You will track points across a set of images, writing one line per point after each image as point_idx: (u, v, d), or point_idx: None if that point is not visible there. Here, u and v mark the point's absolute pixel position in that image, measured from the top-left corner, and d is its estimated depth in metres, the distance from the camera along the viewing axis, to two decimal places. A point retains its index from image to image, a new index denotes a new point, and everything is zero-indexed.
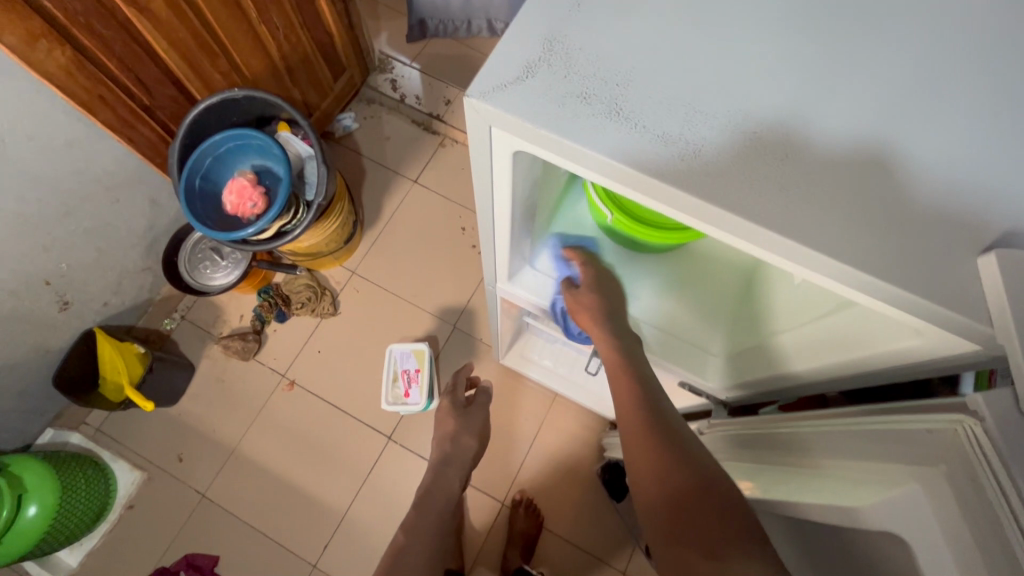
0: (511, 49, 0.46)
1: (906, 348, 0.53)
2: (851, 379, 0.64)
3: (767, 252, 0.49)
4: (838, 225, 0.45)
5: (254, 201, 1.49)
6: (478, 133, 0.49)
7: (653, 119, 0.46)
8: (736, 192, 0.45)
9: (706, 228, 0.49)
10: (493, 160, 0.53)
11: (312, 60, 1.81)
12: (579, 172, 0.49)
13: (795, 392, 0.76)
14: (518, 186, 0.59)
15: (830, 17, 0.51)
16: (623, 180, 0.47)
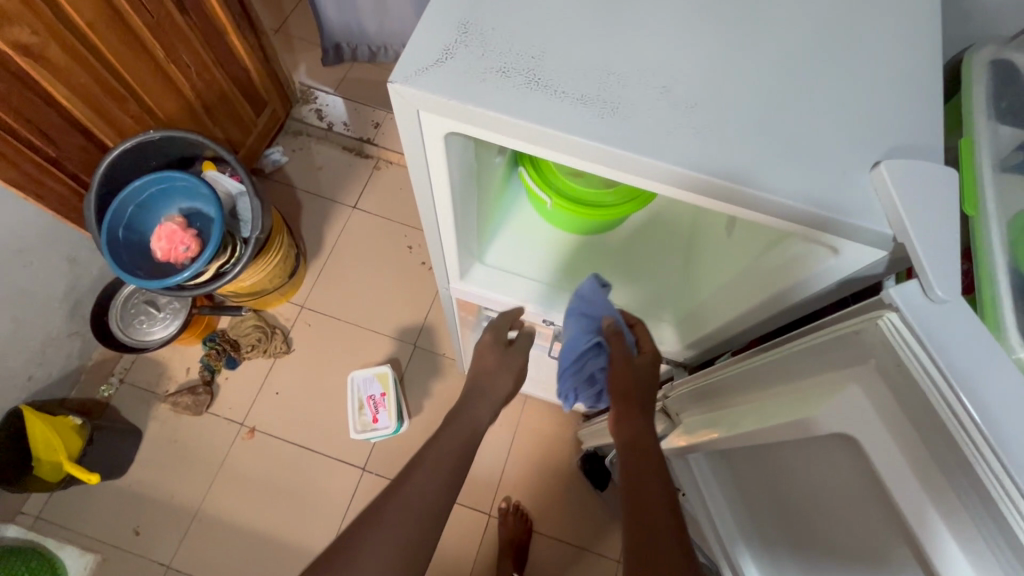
0: (428, 34, 0.48)
1: (827, 270, 0.58)
2: (789, 315, 0.69)
3: (694, 197, 0.52)
4: (751, 159, 0.49)
5: (187, 244, 1.43)
6: (407, 119, 0.50)
7: (571, 84, 0.49)
8: (658, 142, 0.48)
9: (635, 183, 0.52)
10: (425, 145, 0.55)
11: (231, 96, 1.77)
12: (508, 144, 0.51)
13: (743, 341, 0.80)
14: (454, 174, 0.61)
15: None
16: (550, 145, 0.49)
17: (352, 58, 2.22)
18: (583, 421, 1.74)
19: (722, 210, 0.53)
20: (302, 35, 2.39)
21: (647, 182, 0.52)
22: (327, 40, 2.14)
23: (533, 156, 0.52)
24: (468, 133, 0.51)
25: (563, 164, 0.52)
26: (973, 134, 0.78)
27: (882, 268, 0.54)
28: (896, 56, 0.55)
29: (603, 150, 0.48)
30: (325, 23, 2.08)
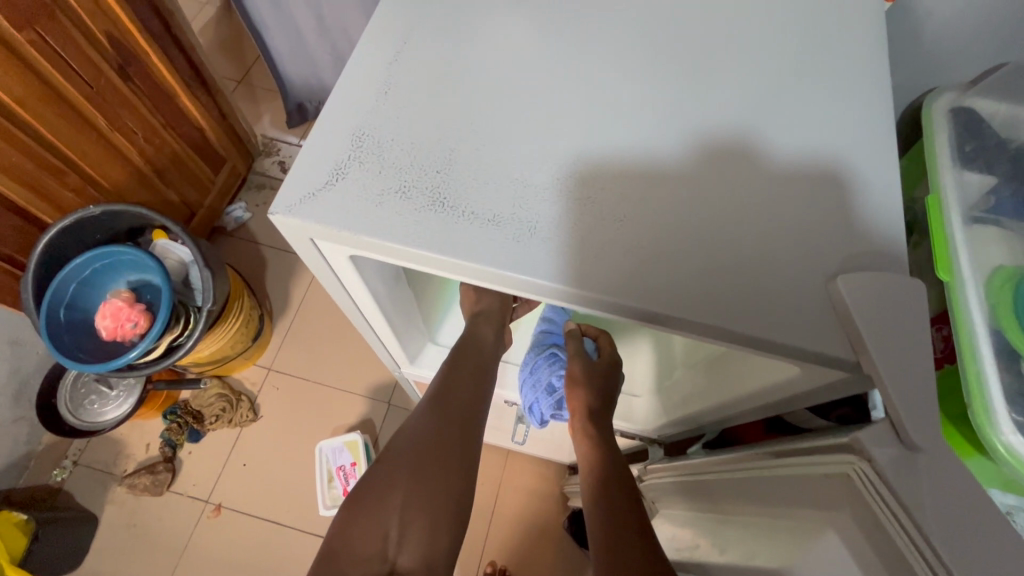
0: (322, 158, 0.52)
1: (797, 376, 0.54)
2: (756, 412, 0.64)
3: (603, 309, 0.52)
4: (633, 267, 0.51)
5: (135, 320, 1.34)
6: (306, 249, 0.54)
7: (458, 200, 0.51)
8: (543, 254, 0.50)
9: (540, 297, 0.53)
10: (331, 263, 0.56)
11: (185, 158, 1.71)
12: (408, 264, 0.52)
13: (717, 428, 0.74)
14: (373, 284, 0.62)
15: None
16: (447, 264, 0.50)
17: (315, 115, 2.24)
18: (568, 475, 1.66)
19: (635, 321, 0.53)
20: (264, 86, 2.36)
21: (552, 295, 0.52)
22: (291, 101, 2.16)
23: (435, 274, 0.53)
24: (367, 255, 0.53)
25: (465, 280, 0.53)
26: (940, 189, 0.73)
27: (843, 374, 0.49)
28: None
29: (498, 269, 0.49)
30: (286, 84, 2.11)
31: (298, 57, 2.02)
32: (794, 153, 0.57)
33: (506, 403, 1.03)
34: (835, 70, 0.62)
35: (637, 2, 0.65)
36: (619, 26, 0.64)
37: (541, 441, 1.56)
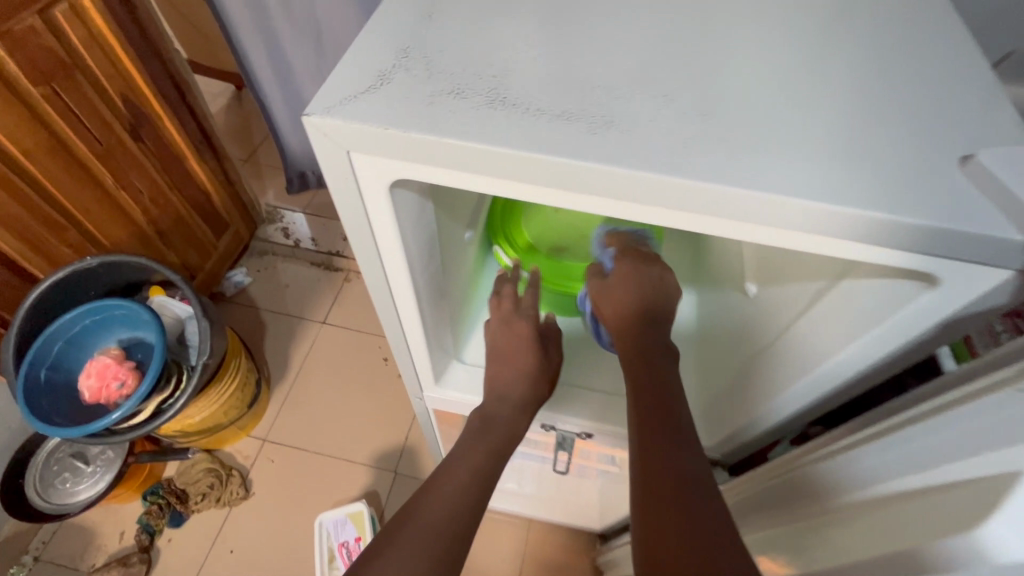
0: (363, 64, 0.48)
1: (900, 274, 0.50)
2: (866, 360, 0.56)
3: (680, 213, 0.47)
4: (718, 157, 0.45)
5: (122, 379, 1.23)
6: (343, 165, 0.48)
7: (522, 96, 0.47)
8: (623, 148, 0.44)
9: (607, 205, 0.48)
10: (367, 190, 0.50)
11: (189, 219, 1.69)
12: (459, 178, 0.48)
13: (809, 404, 0.65)
14: (411, 229, 0.56)
15: None
16: (505, 170, 0.45)
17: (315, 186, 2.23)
18: (601, 545, 1.47)
19: (714, 228, 0.48)
20: (270, 162, 2.43)
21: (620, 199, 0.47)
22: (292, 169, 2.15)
23: (490, 189, 0.48)
24: (412, 173, 0.48)
25: (521, 194, 0.49)
26: None
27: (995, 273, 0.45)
28: None
29: (568, 166, 0.44)
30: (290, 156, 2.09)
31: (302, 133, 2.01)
32: (864, 77, 0.51)
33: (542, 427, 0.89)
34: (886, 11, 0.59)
35: None
36: None
37: (569, 501, 1.39)
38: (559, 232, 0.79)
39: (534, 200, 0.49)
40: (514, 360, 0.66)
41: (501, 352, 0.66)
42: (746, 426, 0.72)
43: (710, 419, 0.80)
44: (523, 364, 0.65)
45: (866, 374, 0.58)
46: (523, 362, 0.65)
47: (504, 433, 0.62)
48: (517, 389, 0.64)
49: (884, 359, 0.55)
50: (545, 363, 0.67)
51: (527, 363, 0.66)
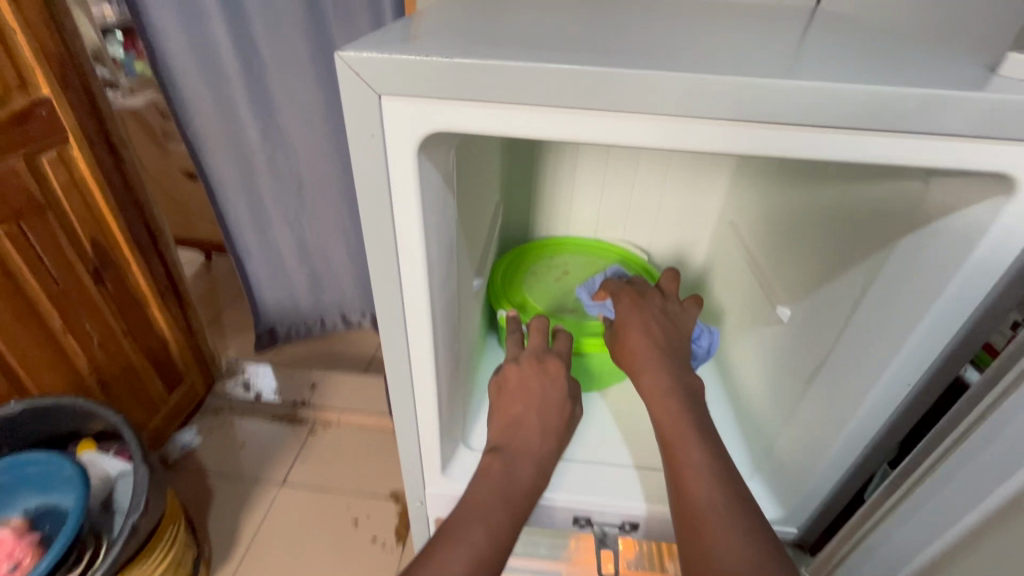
0: (389, 39, 0.41)
1: (939, 207, 0.41)
2: (939, 341, 0.45)
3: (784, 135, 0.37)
4: (819, 69, 0.38)
5: (16, 559, 0.97)
6: (370, 125, 0.36)
7: (566, 44, 0.40)
8: (687, 61, 0.38)
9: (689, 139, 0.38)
10: (396, 170, 0.38)
11: (138, 369, 1.53)
12: (518, 121, 0.37)
13: (880, 422, 0.51)
14: (443, 225, 0.44)
15: (675, 29, 0.51)
16: (574, 95, 0.35)
17: (286, 340, 2.03)
18: None
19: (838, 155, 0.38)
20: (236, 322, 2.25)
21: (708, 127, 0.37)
22: (261, 325, 1.98)
23: (551, 128, 0.37)
24: (458, 120, 0.37)
25: (580, 132, 0.37)
26: None
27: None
28: (901, 41, 0.48)
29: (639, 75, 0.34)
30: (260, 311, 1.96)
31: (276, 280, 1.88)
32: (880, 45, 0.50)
33: (578, 524, 0.64)
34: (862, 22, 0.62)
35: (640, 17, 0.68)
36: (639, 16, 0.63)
37: None
38: (564, 298, 0.75)
39: (604, 134, 0.38)
40: (544, 399, 0.56)
41: (531, 386, 0.57)
42: (825, 459, 0.55)
43: (783, 457, 0.63)
44: (553, 409, 0.56)
45: (935, 373, 0.47)
46: (553, 399, 0.56)
47: (525, 486, 0.51)
48: (537, 437, 0.54)
49: (958, 330, 0.44)
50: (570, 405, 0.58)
51: (557, 398, 0.57)
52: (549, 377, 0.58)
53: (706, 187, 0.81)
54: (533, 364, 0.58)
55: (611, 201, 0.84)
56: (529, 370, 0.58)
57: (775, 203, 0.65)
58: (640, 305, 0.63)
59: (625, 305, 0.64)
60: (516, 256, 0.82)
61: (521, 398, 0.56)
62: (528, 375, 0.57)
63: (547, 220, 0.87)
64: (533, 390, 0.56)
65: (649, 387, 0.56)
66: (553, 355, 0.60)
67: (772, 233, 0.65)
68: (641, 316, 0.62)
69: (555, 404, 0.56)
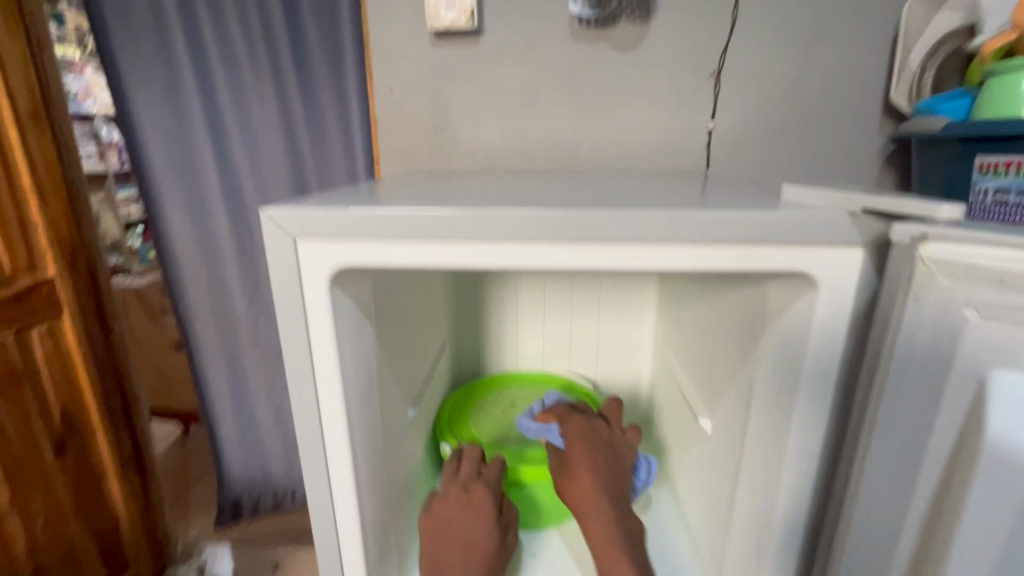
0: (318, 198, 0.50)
1: (773, 304, 0.45)
2: (813, 434, 0.44)
3: (650, 249, 0.42)
4: (661, 206, 0.46)
5: None
6: (287, 266, 0.42)
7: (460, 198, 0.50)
8: (551, 204, 0.46)
9: (574, 255, 0.43)
10: (312, 298, 0.43)
11: (79, 555, 1.39)
12: (413, 252, 0.43)
13: (799, 532, 0.47)
14: (360, 350, 0.48)
15: (562, 188, 0.62)
16: (460, 229, 0.42)
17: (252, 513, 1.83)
18: None
19: (716, 262, 0.42)
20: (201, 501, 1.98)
21: (596, 250, 0.42)
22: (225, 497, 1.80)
23: (450, 255, 0.43)
24: (368, 255, 0.43)
25: (469, 257, 0.43)
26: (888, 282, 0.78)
27: (854, 281, 0.40)
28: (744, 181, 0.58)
29: (513, 214, 0.42)
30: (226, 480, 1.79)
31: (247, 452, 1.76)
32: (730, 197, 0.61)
33: None
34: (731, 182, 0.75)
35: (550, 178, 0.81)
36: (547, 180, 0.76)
37: None
38: (509, 428, 0.77)
39: (493, 258, 0.43)
40: (473, 531, 0.56)
41: (456, 516, 0.57)
42: None
43: None
44: (479, 541, 0.56)
45: (824, 469, 0.45)
46: (482, 531, 0.57)
47: None
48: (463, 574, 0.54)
49: (827, 423, 0.44)
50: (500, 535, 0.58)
51: (484, 528, 0.57)
52: (478, 505, 0.58)
53: (637, 313, 0.89)
54: (460, 493, 0.59)
55: (551, 334, 0.91)
56: (456, 500, 0.58)
57: (685, 319, 0.69)
58: (587, 437, 0.65)
59: (571, 437, 0.65)
60: (467, 391, 0.85)
61: (448, 531, 0.56)
62: (456, 505, 0.58)
63: (496, 357, 0.93)
64: (460, 522, 0.57)
65: (597, 526, 0.57)
66: (481, 482, 0.61)
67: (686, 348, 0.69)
68: (587, 447, 0.64)
69: (484, 536, 0.57)
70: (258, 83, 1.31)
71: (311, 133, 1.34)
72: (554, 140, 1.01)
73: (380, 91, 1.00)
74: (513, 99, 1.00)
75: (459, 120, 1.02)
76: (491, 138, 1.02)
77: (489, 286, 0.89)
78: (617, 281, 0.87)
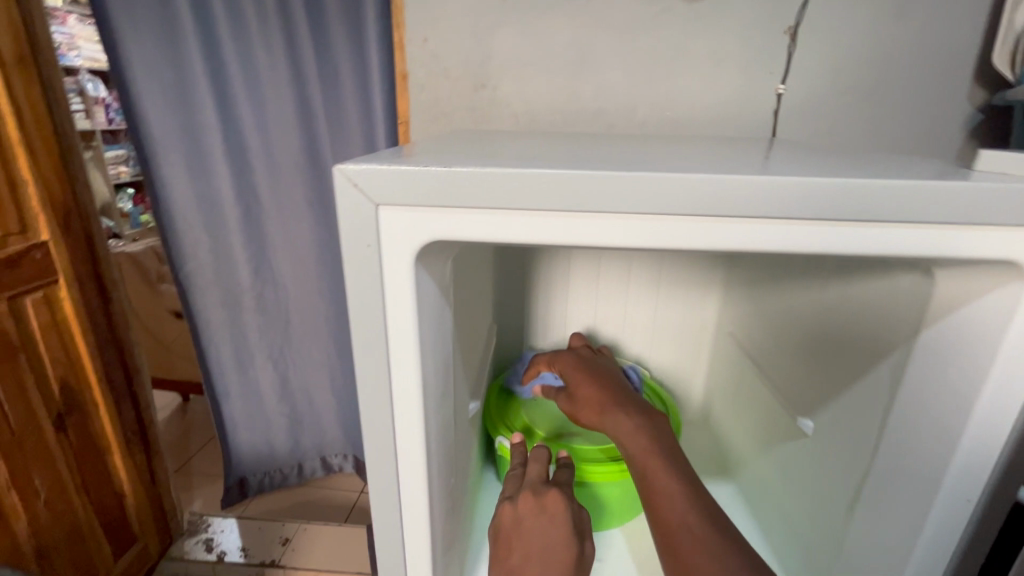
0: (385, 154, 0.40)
1: (943, 298, 0.38)
2: (989, 452, 0.38)
3: (827, 225, 0.33)
4: (815, 171, 0.37)
5: None
6: (362, 233, 0.33)
7: (557, 158, 0.40)
8: (678, 165, 0.37)
9: (724, 236, 0.33)
10: (392, 280, 0.35)
11: (86, 536, 1.24)
12: (515, 225, 0.33)
13: (948, 557, 0.41)
14: (436, 340, 0.39)
15: (650, 150, 0.52)
16: (576, 200, 0.32)
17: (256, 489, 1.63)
18: None
19: (911, 249, 0.33)
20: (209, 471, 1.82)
21: (749, 226, 0.33)
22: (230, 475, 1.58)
23: (563, 226, 0.33)
24: (463, 224, 0.34)
25: (584, 235, 0.34)
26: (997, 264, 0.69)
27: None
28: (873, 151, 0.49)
29: (647, 177, 0.32)
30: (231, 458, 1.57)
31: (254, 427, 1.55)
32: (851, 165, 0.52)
33: None
34: (826, 149, 0.65)
35: (614, 138, 0.70)
36: (614, 141, 0.66)
37: None
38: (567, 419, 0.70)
39: (613, 237, 0.33)
40: (553, 539, 0.48)
41: (526, 526, 0.48)
42: None
43: None
44: (553, 554, 0.47)
45: (994, 493, 0.39)
46: (565, 539, 0.48)
47: None
48: None
49: (1008, 438, 0.37)
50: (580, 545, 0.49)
51: (559, 539, 0.48)
52: (554, 511, 0.50)
53: (700, 296, 0.81)
54: (531, 498, 0.50)
55: (602, 316, 0.83)
56: (528, 506, 0.50)
57: (781, 303, 0.62)
58: (579, 363, 0.60)
59: (566, 367, 0.60)
60: (513, 379, 0.78)
61: (519, 543, 0.48)
62: (529, 513, 0.49)
63: (542, 341, 0.86)
64: (537, 532, 0.48)
65: (612, 425, 0.51)
66: (551, 486, 0.52)
67: (777, 337, 0.63)
68: (579, 369, 0.59)
69: (565, 548, 0.47)
70: (264, 30, 1.10)
71: (325, 90, 1.14)
72: (607, 101, 0.88)
73: (412, 39, 0.87)
74: (563, 52, 0.87)
75: (500, 73, 0.88)
76: (535, 96, 0.89)
77: (539, 264, 0.81)
78: (681, 260, 0.79)
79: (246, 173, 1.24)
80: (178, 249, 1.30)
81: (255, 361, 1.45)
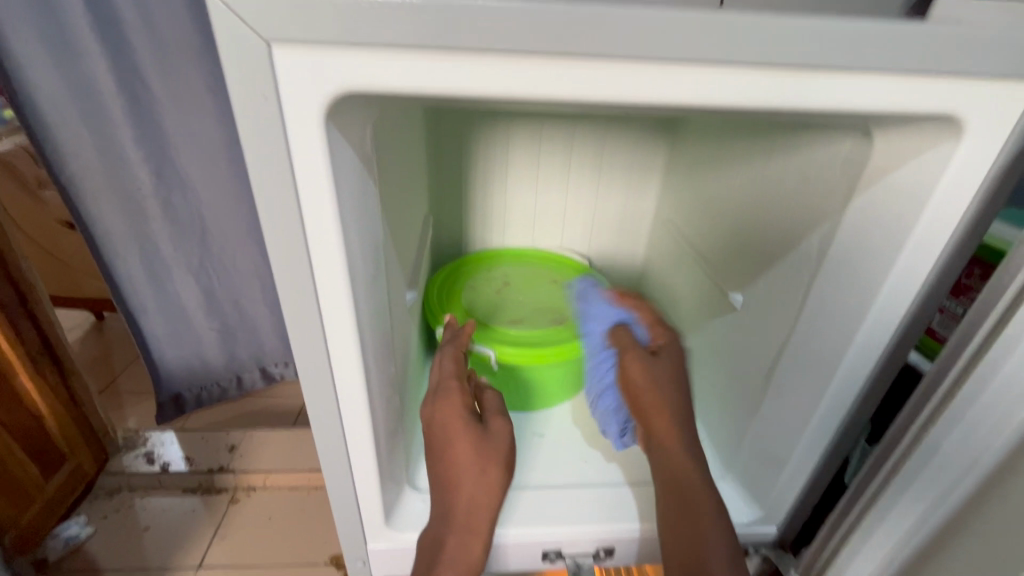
0: None
1: (876, 159, 0.38)
2: (900, 304, 0.40)
3: (790, 72, 0.30)
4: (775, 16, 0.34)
5: None
6: (256, 78, 0.27)
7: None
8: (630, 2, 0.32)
9: (681, 87, 0.30)
10: (300, 143, 0.29)
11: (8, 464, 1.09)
12: (442, 66, 0.28)
13: (848, 403, 0.46)
14: (360, 216, 0.35)
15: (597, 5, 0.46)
16: (515, 39, 0.28)
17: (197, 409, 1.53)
18: None
19: (863, 104, 0.31)
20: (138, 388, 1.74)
21: (707, 75, 0.30)
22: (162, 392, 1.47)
23: (502, 72, 0.29)
24: (382, 66, 0.28)
25: (524, 84, 0.29)
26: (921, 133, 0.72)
27: (1008, 132, 0.33)
28: None
29: (595, 10, 0.27)
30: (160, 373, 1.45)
31: (181, 341, 1.41)
32: None
33: (593, 548, 0.55)
34: None
35: None
36: None
37: None
38: (508, 308, 0.69)
39: (558, 85, 0.30)
40: (453, 432, 0.47)
41: (432, 426, 0.48)
42: (815, 452, 0.49)
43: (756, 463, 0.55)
44: (459, 445, 0.46)
45: (897, 346, 0.42)
46: (464, 428, 0.47)
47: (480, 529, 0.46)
48: (460, 476, 0.46)
49: (919, 290, 0.39)
50: (487, 431, 0.48)
51: (463, 431, 0.47)
52: (448, 408, 0.48)
53: (642, 180, 0.79)
54: (427, 409, 0.49)
55: (544, 205, 0.81)
56: (426, 418, 0.49)
57: (720, 181, 0.62)
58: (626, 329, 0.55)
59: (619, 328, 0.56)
60: (454, 271, 0.75)
61: (433, 444, 0.47)
62: (427, 423, 0.48)
63: (482, 234, 0.83)
64: (436, 441, 0.47)
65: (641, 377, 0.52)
66: (446, 389, 0.49)
67: (713, 218, 0.63)
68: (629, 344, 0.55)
69: (470, 446, 0.46)
70: None
71: None
72: None
73: None
74: None
75: None
76: None
77: (476, 150, 0.75)
78: (625, 141, 0.76)
79: (123, 46, 0.99)
80: (52, 145, 1.04)
81: (174, 274, 1.28)
